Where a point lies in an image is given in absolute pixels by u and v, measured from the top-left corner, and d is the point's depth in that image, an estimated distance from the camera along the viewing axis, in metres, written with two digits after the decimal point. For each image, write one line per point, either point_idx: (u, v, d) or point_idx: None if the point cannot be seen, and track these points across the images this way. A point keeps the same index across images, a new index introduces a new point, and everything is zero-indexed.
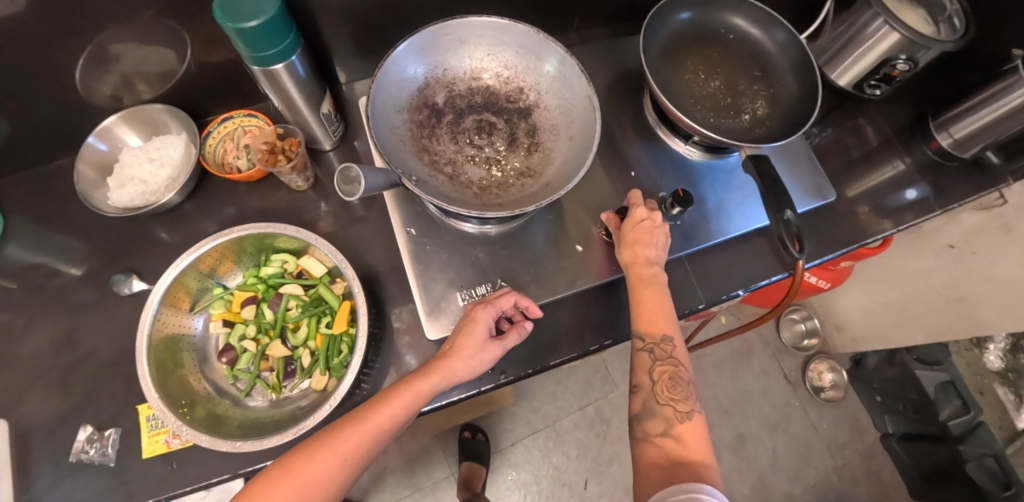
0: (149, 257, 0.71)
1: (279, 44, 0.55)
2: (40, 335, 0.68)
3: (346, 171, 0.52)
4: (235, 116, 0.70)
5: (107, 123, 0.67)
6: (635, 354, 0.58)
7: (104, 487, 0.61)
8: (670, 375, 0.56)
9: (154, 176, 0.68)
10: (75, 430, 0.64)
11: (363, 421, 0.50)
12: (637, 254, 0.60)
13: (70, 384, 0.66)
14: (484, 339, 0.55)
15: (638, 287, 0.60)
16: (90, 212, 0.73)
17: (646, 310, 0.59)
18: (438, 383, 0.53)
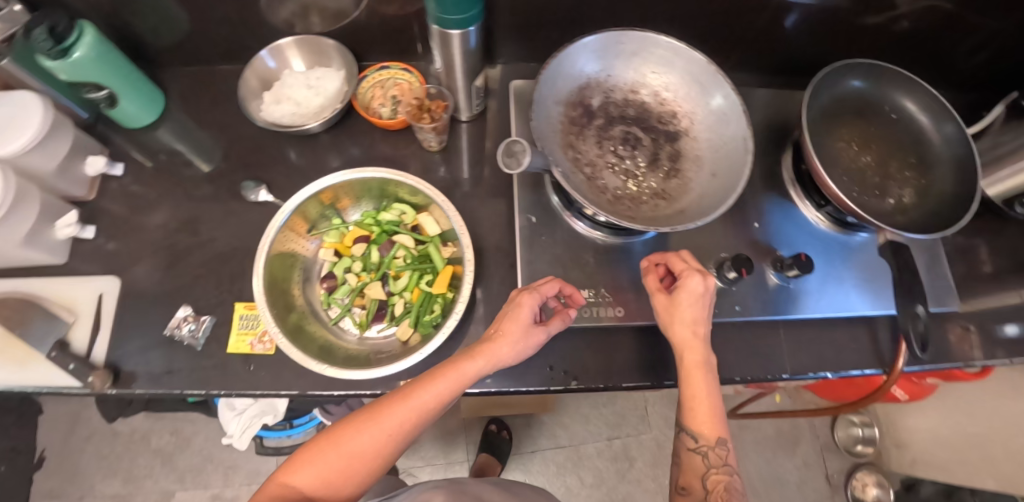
0: (276, 172, 0.75)
1: (465, 12, 0.57)
2: (167, 215, 0.74)
3: (511, 146, 0.57)
4: (392, 67, 0.74)
5: (281, 43, 0.72)
6: (685, 455, 0.54)
7: (187, 366, 0.65)
8: (724, 485, 0.52)
9: (307, 102, 0.72)
10: (174, 308, 0.68)
11: (408, 398, 0.49)
12: (688, 331, 0.54)
13: (179, 266, 0.71)
14: (529, 324, 0.54)
15: (689, 375, 0.54)
16: (236, 119, 0.79)
17: (700, 408, 0.53)
18: (483, 367, 0.51)
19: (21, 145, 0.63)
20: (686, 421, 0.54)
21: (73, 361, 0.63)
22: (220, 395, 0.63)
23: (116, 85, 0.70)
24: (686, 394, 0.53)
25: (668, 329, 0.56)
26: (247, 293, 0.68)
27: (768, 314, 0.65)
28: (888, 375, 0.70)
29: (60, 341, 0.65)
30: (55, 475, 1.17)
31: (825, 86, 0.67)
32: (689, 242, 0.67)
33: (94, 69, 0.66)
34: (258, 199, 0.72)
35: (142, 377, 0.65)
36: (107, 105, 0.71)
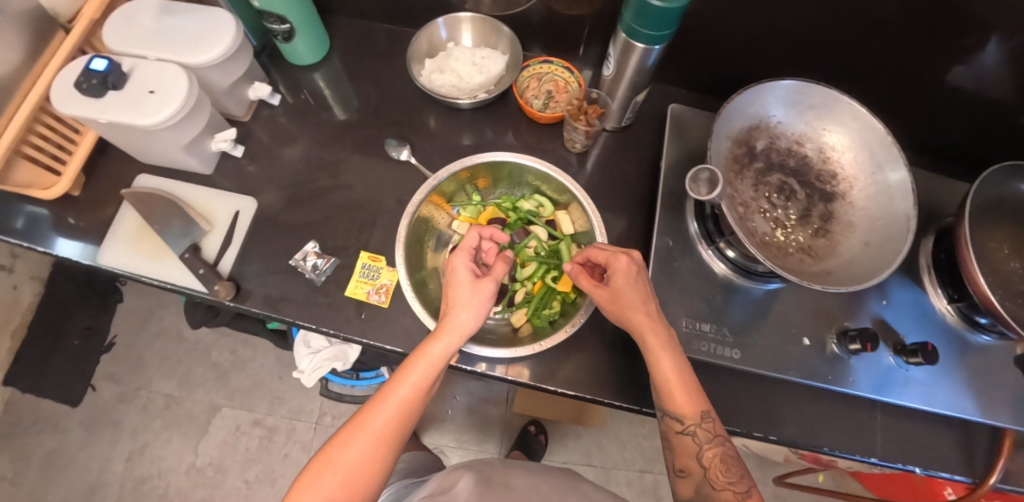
0: (417, 135, 0.76)
1: (657, 30, 0.58)
2: (306, 152, 0.77)
3: (698, 173, 0.58)
4: (554, 62, 0.74)
5: (457, 16, 0.72)
6: (676, 437, 0.54)
7: (302, 298, 0.67)
8: (721, 457, 0.53)
9: (468, 79, 0.73)
10: (299, 240, 0.71)
11: (388, 395, 0.52)
12: (638, 313, 0.54)
13: (311, 203, 0.73)
14: (473, 281, 0.56)
15: (657, 357, 0.53)
16: (387, 76, 0.81)
17: (676, 388, 0.53)
18: (450, 342, 0.54)
19: (211, 58, 0.65)
20: (669, 406, 0.54)
21: (203, 266, 0.66)
22: (328, 334, 0.65)
23: (297, 22, 0.72)
24: (660, 380, 0.53)
25: (616, 318, 0.56)
26: (370, 243, 0.69)
27: (878, 394, 0.64)
28: (977, 487, 0.68)
29: (195, 245, 0.68)
30: (121, 361, 1.25)
31: (992, 183, 0.65)
32: (812, 303, 0.66)
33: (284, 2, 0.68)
34: (396, 157, 0.74)
35: (255, 296, 0.67)
36: (283, 39, 0.74)
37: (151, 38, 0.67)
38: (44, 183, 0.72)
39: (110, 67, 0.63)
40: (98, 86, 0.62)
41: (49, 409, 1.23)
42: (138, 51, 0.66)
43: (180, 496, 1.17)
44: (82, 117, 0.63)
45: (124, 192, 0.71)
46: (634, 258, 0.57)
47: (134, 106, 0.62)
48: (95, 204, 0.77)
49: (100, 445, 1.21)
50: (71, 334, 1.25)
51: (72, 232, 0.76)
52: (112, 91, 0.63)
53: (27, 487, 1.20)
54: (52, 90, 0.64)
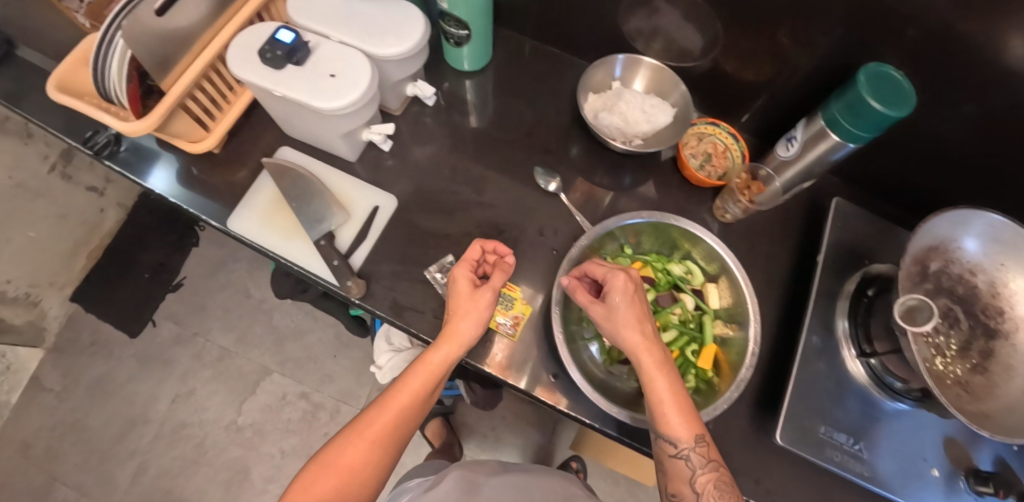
0: (567, 163, 0.73)
1: (861, 130, 0.55)
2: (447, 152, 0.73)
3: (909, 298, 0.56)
4: (719, 126, 0.72)
5: (634, 59, 0.69)
6: (670, 462, 0.51)
7: (430, 310, 0.63)
8: (716, 484, 0.49)
9: (633, 127, 0.68)
10: (433, 249, 0.65)
11: (386, 402, 0.53)
12: (633, 331, 0.53)
13: (444, 203, 0.68)
14: (473, 291, 0.57)
15: (652, 376, 0.52)
16: (544, 94, 0.78)
17: (672, 409, 0.50)
18: (451, 350, 0.55)
19: (397, 53, 0.60)
20: (662, 428, 0.51)
21: (337, 258, 0.62)
22: (450, 356, 0.61)
23: (477, 29, 0.68)
24: (654, 398, 0.51)
25: (608, 332, 0.54)
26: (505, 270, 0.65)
27: None
28: None
29: (331, 232, 0.64)
30: (185, 302, 1.27)
31: None
32: (946, 433, 0.62)
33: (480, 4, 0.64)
34: (545, 188, 0.69)
35: (382, 298, 0.63)
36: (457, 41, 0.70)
37: (340, 16, 0.62)
38: (194, 136, 0.69)
39: (296, 40, 0.59)
40: (279, 56, 0.58)
41: (109, 334, 1.26)
42: (325, 27, 0.62)
43: (215, 449, 1.17)
44: (255, 84, 0.59)
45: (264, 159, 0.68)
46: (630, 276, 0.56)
47: (312, 87, 0.58)
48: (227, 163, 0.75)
49: (149, 381, 1.22)
50: (144, 266, 1.27)
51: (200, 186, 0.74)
52: (292, 64, 0.59)
53: (72, 404, 1.22)
54: (230, 48, 0.60)
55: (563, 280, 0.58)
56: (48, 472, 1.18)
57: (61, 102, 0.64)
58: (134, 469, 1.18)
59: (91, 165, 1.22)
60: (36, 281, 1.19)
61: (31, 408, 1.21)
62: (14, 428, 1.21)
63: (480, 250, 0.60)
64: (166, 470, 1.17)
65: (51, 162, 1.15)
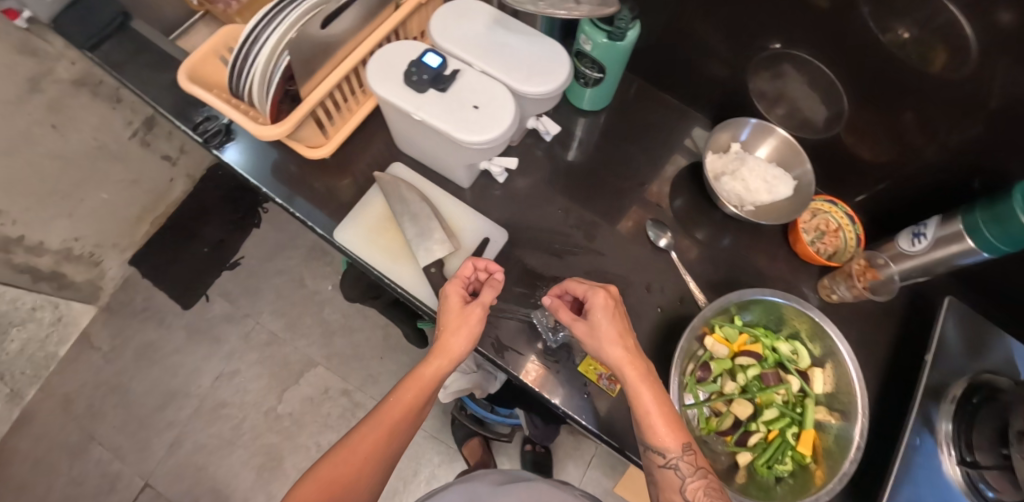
0: (676, 219, 0.73)
1: (1003, 243, 0.54)
2: (560, 190, 0.72)
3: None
4: (836, 205, 0.71)
5: (766, 127, 0.68)
6: (659, 472, 0.49)
7: (532, 354, 0.62)
8: (706, 491, 0.47)
9: (752, 195, 0.68)
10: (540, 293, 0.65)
11: (377, 417, 0.52)
12: (616, 346, 0.51)
13: (557, 250, 0.67)
14: (463, 305, 0.55)
15: (637, 390, 0.50)
16: (658, 143, 0.78)
17: (658, 420, 0.49)
18: (443, 365, 0.54)
19: (543, 92, 0.58)
20: (649, 438, 0.49)
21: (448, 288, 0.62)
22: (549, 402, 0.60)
23: (611, 76, 0.67)
24: (640, 411, 0.49)
25: (592, 350, 0.53)
26: None
27: None
28: None
29: (441, 259, 0.64)
30: (241, 282, 1.27)
31: None
32: None
33: (622, 53, 0.63)
34: (655, 243, 0.68)
35: (485, 336, 0.62)
36: (587, 84, 0.69)
37: (486, 45, 0.61)
38: (314, 142, 0.68)
39: (442, 66, 0.57)
40: (424, 80, 0.56)
41: (162, 302, 1.27)
42: (469, 55, 0.60)
43: (253, 433, 1.18)
44: (393, 104, 0.57)
45: (378, 174, 0.68)
46: (612, 294, 0.54)
47: (456, 117, 0.56)
48: (333, 166, 0.74)
49: (195, 355, 1.23)
50: (204, 240, 1.27)
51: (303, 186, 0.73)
52: (435, 90, 0.57)
53: (118, 366, 1.23)
54: (370, 63, 0.58)
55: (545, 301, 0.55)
56: (87, 430, 1.20)
57: (192, 93, 0.61)
58: (170, 440, 1.18)
59: (169, 134, 1.23)
60: (102, 242, 1.21)
61: (79, 363, 1.23)
62: (60, 381, 1.23)
63: (472, 267, 0.58)
64: (202, 446, 1.18)
65: (134, 128, 1.17)
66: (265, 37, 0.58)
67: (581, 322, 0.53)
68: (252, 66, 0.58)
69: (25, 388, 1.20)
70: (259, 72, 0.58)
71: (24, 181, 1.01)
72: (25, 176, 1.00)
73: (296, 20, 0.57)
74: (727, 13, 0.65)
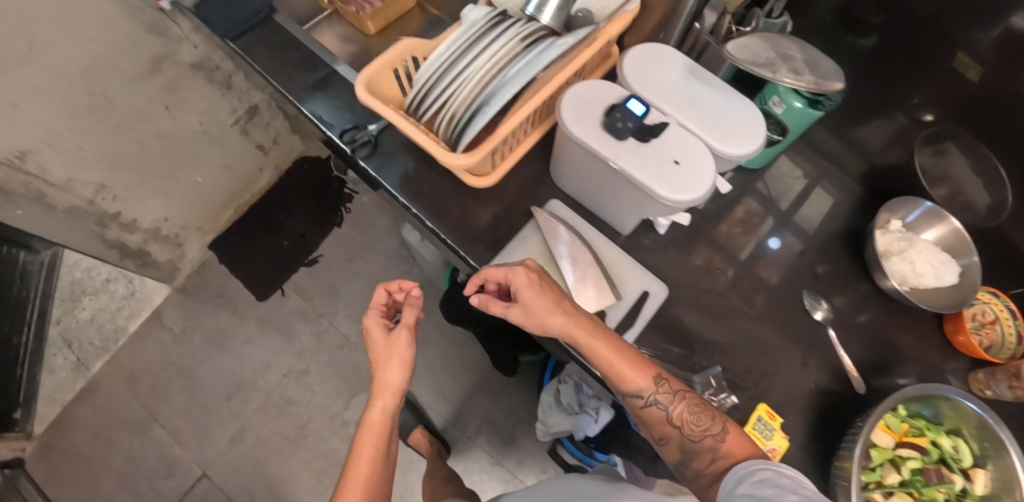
0: (828, 290, 0.71)
1: None
2: (713, 247, 0.70)
3: None
4: (995, 298, 0.69)
5: (932, 213, 0.67)
6: (644, 411, 0.55)
7: None
8: (687, 405, 0.54)
9: (915, 277, 0.66)
10: (697, 355, 0.62)
11: (347, 479, 0.51)
12: (556, 316, 0.52)
13: (713, 311, 0.65)
14: (387, 334, 0.56)
15: (592, 347, 0.53)
16: (815, 206, 0.75)
17: (625, 367, 0.53)
18: (388, 402, 0.55)
19: (742, 154, 0.56)
20: (625, 388, 0.54)
21: None
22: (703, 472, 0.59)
23: (788, 138, 0.64)
24: (608, 365, 0.53)
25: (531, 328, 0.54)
26: (768, 394, 0.62)
27: None
28: None
29: (604, 311, 0.62)
30: (318, 280, 1.26)
31: None
32: None
33: (810, 117, 0.61)
34: (809, 313, 0.67)
35: None
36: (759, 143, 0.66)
37: (680, 96, 0.58)
38: (481, 171, 0.64)
39: (645, 115, 0.55)
40: (627, 130, 0.54)
41: (236, 291, 1.26)
42: (664, 103, 0.57)
43: (317, 436, 1.16)
44: (591, 148, 0.54)
45: (536, 209, 0.66)
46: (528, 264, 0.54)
47: (656, 172, 0.53)
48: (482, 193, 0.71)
49: (266, 348, 1.21)
50: (287, 234, 1.29)
51: (452, 210, 0.70)
52: (636, 139, 0.54)
53: (186, 349, 1.22)
54: (564, 102, 0.56)
55: (472, 297, 0.54)
56: (149, 411, 1.18)
57: (371, 106, 0.58)
58: (233, 431, 1.17)
59: (267, 125, 1.21)
60: (187, 224, 1.20)
61: (148, 341, 1.23)
62: (128, 357, 1.23)
63: (386, 293, 0.59)
64: (263, 442, 1.16)
65: (237, 116, 1.14)
66: (464, 63, 0.54)
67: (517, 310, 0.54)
68: (446, 92, 0.55)
69: (92, 360, 1.21)
70: (455, 99, 0.54)
71: (131, 157, 1.01)
72: (133, 154, 1.01)
73: (498, 47, 0.54)
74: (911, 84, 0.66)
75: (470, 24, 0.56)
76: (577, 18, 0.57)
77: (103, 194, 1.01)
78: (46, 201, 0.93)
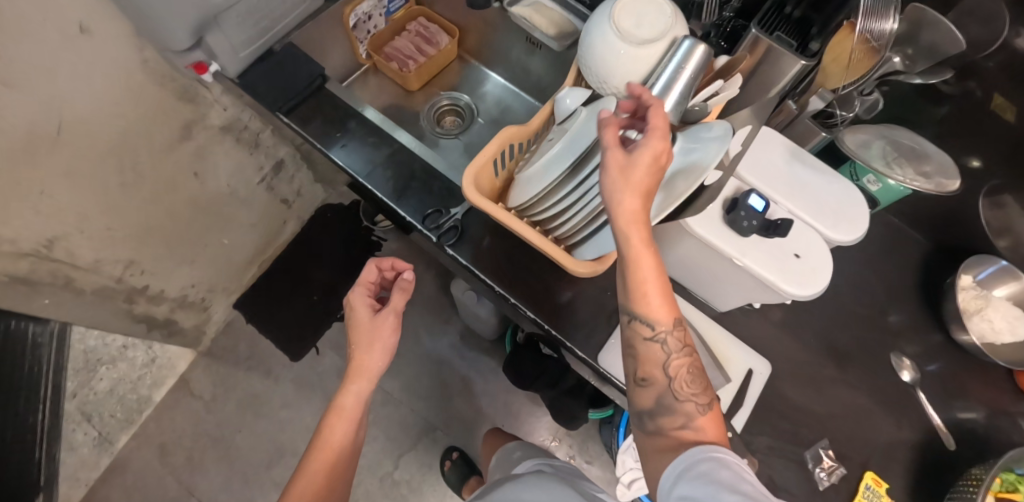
0: (911, 346, 0.72)
1: None
2: (801, 313, 0.71)
3: None
4: None
5: (1004, 270, 0.70)
6: (642, 344, 0.48)
7: (803, 496, 0.61)
8: (686, 369, 0.48)
9: (995, 334, 0.69)
10: (802, 430, 0.64)
11: (315, 454, 0.55)
12: (637, 198, 0.44)
13: (809, 380, 0.67)
14: (370, 315, 0.61)
15: (640, 254, 0.45)
16: (885, 262, 0.77)
17: (655, 293, 0.47)
18: (361, 386, 0.59)
19: (856, 237, 0.58)
20: (640, 307, 0.47)
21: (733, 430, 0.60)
22: None
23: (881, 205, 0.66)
24: (639, 276, 0.46)
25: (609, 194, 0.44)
26: (871, 461, 0.64)
27: None
28: None
29: (717, 395, 0.62)
30: None
31: None
32: None
33: (903, 193, 0.62)
34: (897, 374, 0.69)
35: (759, 476, 0.61)
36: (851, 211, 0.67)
37: (789, 182, 0.59)
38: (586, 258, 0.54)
39: (766, 209, 0.55)
40: (752, 227, 0.53)
41: (268, 352, 1.22)
42: (777, 192, 0.58)
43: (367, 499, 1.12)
44: (716, 247, 0.54)
45: None
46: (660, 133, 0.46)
47: (781, 267, 0.54)
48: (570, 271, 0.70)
49: (306, 410, 1.18)
50: (317, 288, 1.26)
51: (542, 292, 0.69)
52: (760, 235, 0.54)
53: (219, 417, 1.18)
54: None
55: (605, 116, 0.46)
56: (184, 486, 1.13)
57: (484, 207, 0.56)
58: None
59: (292, 178, 1.16)
60: (214, 286, 1.14)
61: (177, 411, 1.18)
62: (156, 429, 1.17)
63: (375, 270, 0.64)
64: None
65: (263, 173, 1.09)
66: (588, 169, 0.53)
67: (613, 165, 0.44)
68: (573, 196, 0.53)
69: (116, 433, 1.14)
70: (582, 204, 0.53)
71: (160, 229, 0.95)
72: (162, 225, 0.95)
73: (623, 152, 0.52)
74: (980, 147, 0.69)
75: (589, 122, 0.54)
76: (692, 110, 0.56)
77: (132, 270, 0.94)
78: (74, 286, 0.86)
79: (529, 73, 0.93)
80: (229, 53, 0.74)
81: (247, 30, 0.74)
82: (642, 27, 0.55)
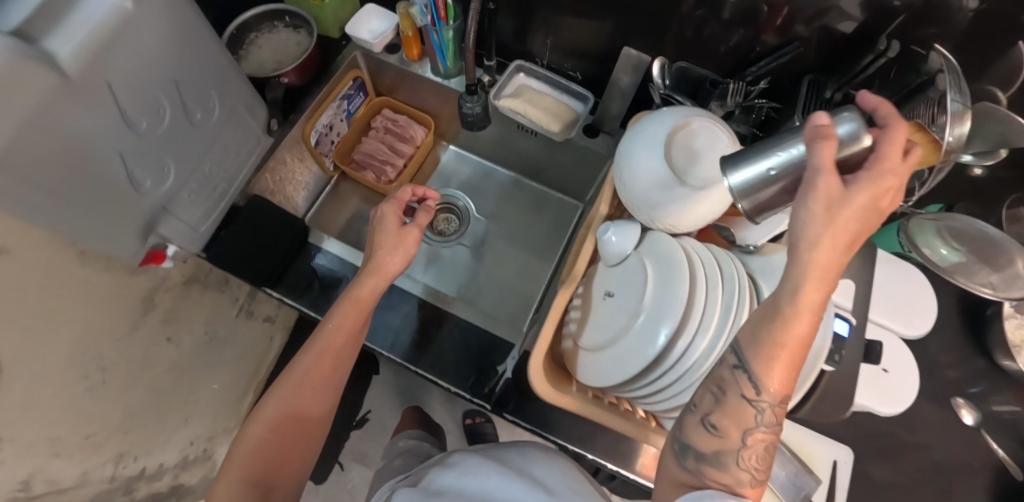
0: (969, 378, 0.72)
1: None
2: None
3: None
4: None
5: None
6: (734, 399, 0.40)
7: None
8: (765, 446, 0.41)
9: None
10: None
11: (324, 343, 0.51)
12: (834, 249, 0.35)
13: (876, 448, 0.68)
14: (399, 229, 0.56)
15: (797, 317, 0.37)
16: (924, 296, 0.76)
17: (783, 361, 0.38)
18: (374, 287, 0.54)
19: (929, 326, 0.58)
20: (755, 363, 0.39)
21: None
22: None
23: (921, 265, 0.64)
24: (778, 338, 0.37)
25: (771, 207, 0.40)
26: None
27: None
28: None
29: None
30: (376, 439, 1.15)
31: None
32: None
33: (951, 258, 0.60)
34: (959, 417, 0.70)
35: None
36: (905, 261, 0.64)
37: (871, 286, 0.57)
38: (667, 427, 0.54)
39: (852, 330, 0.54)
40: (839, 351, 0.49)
41: None
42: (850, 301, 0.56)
43: None
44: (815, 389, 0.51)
45: None
46: (892, 183, 0.35)
47: (877, 390, 0.53)
48: None
49: None
50: None
51: None
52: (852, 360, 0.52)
53: None
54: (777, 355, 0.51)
55: (817, 119, 0.36)
56: None
57: (550, 397, 0.51)
58: None
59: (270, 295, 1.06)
60: (214, 432, 1.03)
61: None
62: None
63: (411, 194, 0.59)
64: None
65: (240, 302, 0.98)
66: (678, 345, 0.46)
67: (825, 171, 0.35)
68: (660, 381, 0.48)
69: None
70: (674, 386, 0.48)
71: (144, 408, 0.82)
72: (144, 404, 0.82)
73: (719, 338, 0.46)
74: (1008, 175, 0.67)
75: (673, 293, 0.47)
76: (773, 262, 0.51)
77: (124, 461, 0.82)
78: None
79: (519, 153, 0.85)
80: (188, 232, 0.62)
81: (204, 201, 0.63)
82: (700, 162, 0.49)
